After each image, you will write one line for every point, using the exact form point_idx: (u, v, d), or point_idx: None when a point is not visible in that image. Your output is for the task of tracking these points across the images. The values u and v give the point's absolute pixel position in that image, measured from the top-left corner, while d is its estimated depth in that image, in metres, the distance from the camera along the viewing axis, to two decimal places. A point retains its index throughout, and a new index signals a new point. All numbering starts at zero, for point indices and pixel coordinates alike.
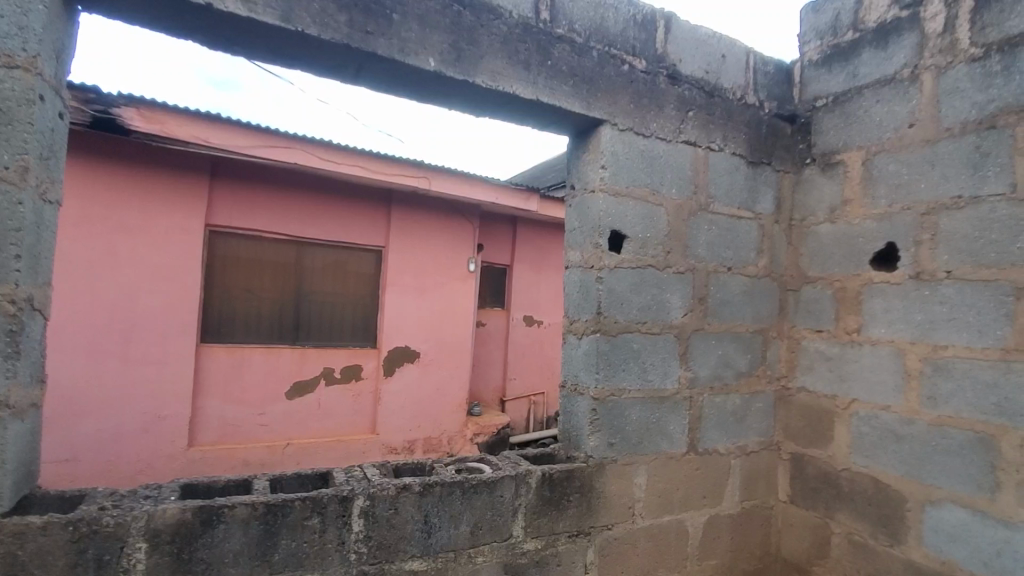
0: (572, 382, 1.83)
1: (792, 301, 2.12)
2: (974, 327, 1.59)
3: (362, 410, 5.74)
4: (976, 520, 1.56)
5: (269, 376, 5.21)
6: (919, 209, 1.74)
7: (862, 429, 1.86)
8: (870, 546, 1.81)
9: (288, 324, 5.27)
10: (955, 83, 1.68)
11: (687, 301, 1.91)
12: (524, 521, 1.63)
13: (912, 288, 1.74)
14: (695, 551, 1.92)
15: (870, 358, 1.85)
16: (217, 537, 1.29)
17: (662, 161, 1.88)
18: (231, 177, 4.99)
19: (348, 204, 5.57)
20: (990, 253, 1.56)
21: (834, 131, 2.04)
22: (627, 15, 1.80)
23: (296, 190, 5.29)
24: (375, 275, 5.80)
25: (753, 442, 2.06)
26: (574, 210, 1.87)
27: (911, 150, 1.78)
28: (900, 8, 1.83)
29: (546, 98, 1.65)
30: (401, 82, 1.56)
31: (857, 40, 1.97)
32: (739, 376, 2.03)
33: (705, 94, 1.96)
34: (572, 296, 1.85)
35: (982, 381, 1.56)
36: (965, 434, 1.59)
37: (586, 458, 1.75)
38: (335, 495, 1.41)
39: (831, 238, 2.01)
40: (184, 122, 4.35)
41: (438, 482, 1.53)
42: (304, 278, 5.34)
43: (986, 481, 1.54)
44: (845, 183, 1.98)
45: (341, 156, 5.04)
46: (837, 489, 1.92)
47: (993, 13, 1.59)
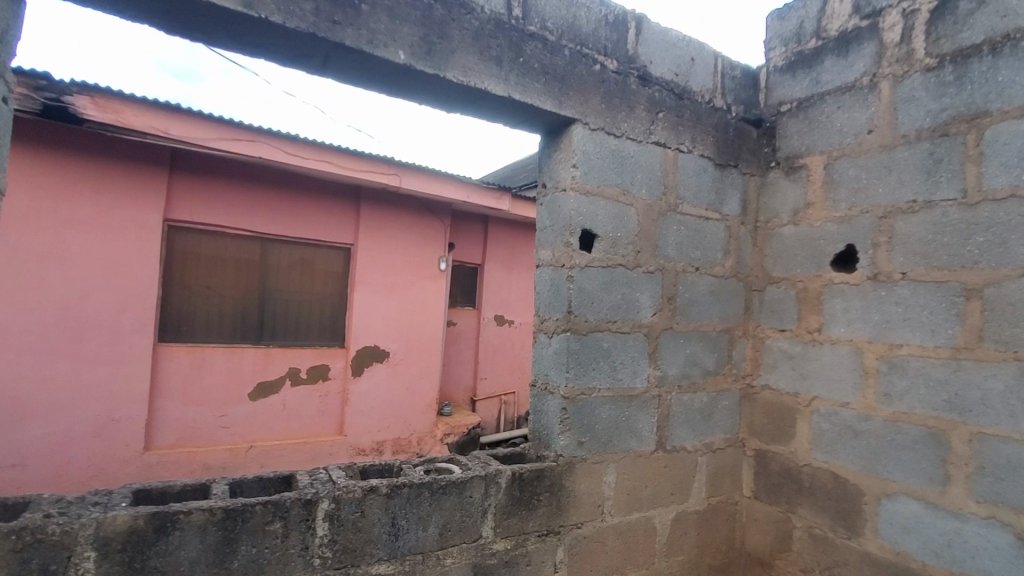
0: (543, 381, 1.83)
1: (757, 301, 2.17)
2: (928, 327, 1.65)
3: (329, 410, 5.63)
4: (928, 512, 1.62)
5: (231, 376, 5.05)
6: (877, 212, 1.80)
7: (823, 426, 1.91)
8: (829, 539, 1.86)
9: (252, 323, 5.12)
10: (912, 91, 1.74)
11: (656, 300, 1.93)
12: (493, 521, 1.62)
13: (870, 288, 1.80)
14: (662, 547, 1.94)
15: (831, 357, 1.90)
16: (173, 544, 1.23)
17: (633, 162, 1.89)
18: (191, 170, 4.83)
19: (315, 200, 5.45)
20: (942, 255, 1.63)
21: (798, 136, 2.09)
22: (599, 15, 1.81)
23: (260, 185, 5.14)
24: (343, 273, 5.69)
25: (719, 439, 2.10)
26: (545, 209, 1.87)
27: (870, 155, 1.84)
28: (861, 17, 1.89)
29: (518, 95, 1.63)
30: (370, 74, 1.52)
31: (820, 47, 2.03)
32: (706, 375, 2.06)
33: (675, 97, 1.98)
34: (543, 295, 1.85)
35: (934, 378, 1.63)
36: (918, 429, 1.65)
37: (556, 457, 1.75)
38: (298, 499, 1.37)
39: (794, 240, 2.06)
40: (141, 112, 4.18)
41: (406, 483, 1.50)
42: (269, 275, 5.20)
43: (938, 474, 1.60)
44: (808, 187, 2.04)
45: (308, 150, 4.92)
46: (799, 484, 1.97)
47: (947, 26, 1.66)
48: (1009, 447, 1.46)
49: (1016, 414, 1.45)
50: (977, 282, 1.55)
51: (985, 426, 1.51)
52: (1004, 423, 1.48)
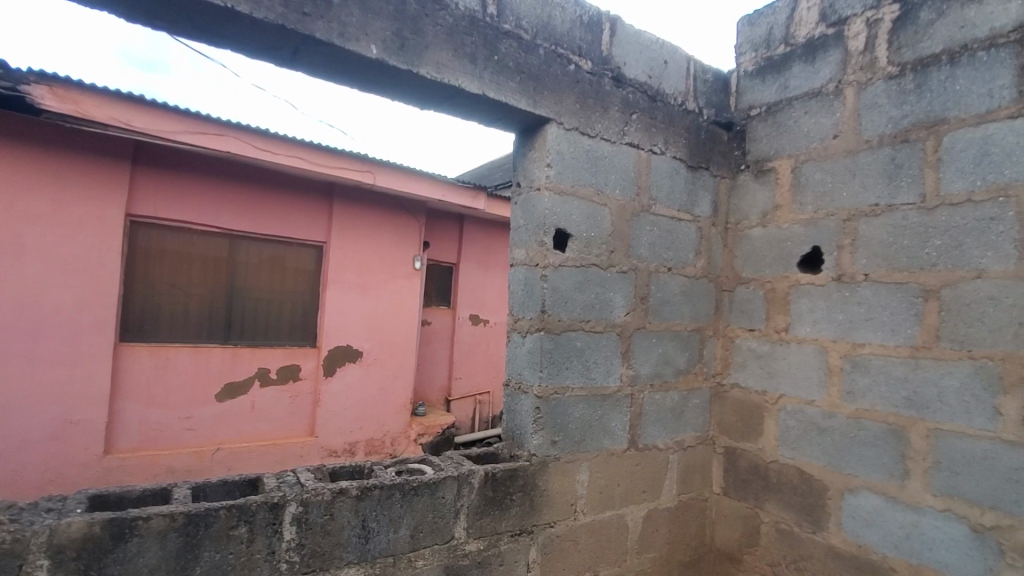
0: (516, 380, 1.82)
1: (727, 301, 2.21)
2: (888, 326, 1.70)
3: (299, 411, 5.52)
4: (889, 506, 1.67)
5: (198, 377, 4.91)
6: (841, 215, 1.86)
7: (789, 423, 1.96)
8: (795, 534, 1.91)
9: (219, 322, 4.99)
10: (875, 98, 1.80)
11: (629, 300, 1.94)
12: (466, 521, 1.61)
13: (835, 289, 1.85)
14: (634, 544, 1.96)
15: (797, 356, 1.95)
16: (131, 551, 1.19)
17: (606, 162, 1.90)
18: (156, 164, 4.68)
19: (286, 197, 5.34)
20: (902, 258, 1.68)
21: (767, 140, 2.14)
22: (574, 15, 1.82)
23: (228, 180, 5.02)
24: (315, 272, 5.60)
25: (690, 437, 2.13)
26: (519, 208, 1.87)
27: (834, 159, 1.90)
28: (827, 25, 1.94)
29: (492, 94, 1.63)
30: (342, 69, 1.50)
31: (788, 53, 2.08)
32: (678, 373, 2.09)
33: (648, 99, 2.00)
34: (517, 294, 1.85)
35: (895, 376, 1.68)
36: (879, 426, 1.71)
37: (529, 456, 1.75)
38: (264, 502, 1.33)
39: (763, 241, 2.11)
40: (102, 103, 4.03)
41: (376, 485, 1.48)
42: (237, 274, 5.07)
43: (897, 469, 1.66)
44: (776, 189, 2.08)
45: (279, 145, 4.82)
46: (766, 480, 2.01)
47: (908, 35, 1.72)
48: (964, 442, 1.52)
49: (971, 410, 1.51)
50: (934, 283, 1.60)
51: (941, 422, 1.57)
52: (959, 419, 1.53)
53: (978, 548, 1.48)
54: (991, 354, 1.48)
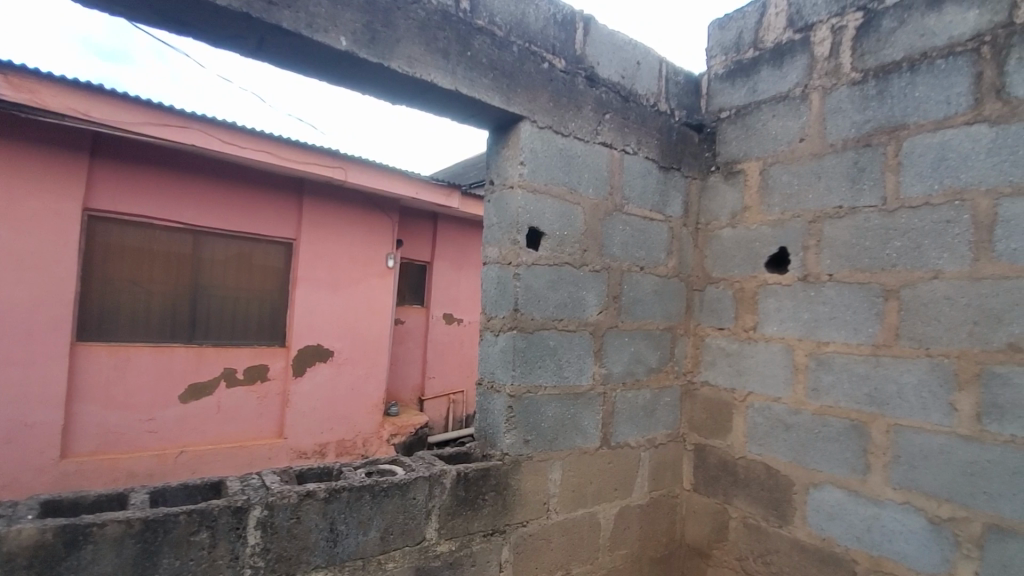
0: (489, 379, 1.81)
1: (697, 300, 2.24)
2: (851, 325, 1.75)
3: (267, 412, 5.39)
4: (850, 499, 1.72)
5: (160, 377, 4.75)
6: (807, 216, 1.90)
7: (756, 419, 1.99)
8: (762, 528, 1.95)
9: (183, 321, 4.83)
10: (839, 103, 1.85)
11: (601, 299, 1.95)
12: (438, 522, 1.59)
13: (801, 289, 1.90)
14: (606, 541, 1.97)
15: (765, 354, 1.99)
16: (84, 559, 1.13)
17: (580, 162, 1.91)
18: (116, 157, 4.51)
19: (254, 192, 5.21)
20: (864, 259, 1.74)
21: (736, 142, 2.18)
22: (548, 13, 1.81)
23: (193, 174, 4.87)
24: (284, 269, 5.47)
25: (661, 434, 2.15)
26: (492, 206, 1.86)
27: (801, 162, 1.94)
28: (794, 31, 1.98)
29: (465, 90, 1.61)
30: (310, 61, 1.46)
31: (757, 58, 2.12)
32: (649, 372, 2.11)
33: (621, 99, 2.02)
34: (490, 293, 1.84)
35: (857, 373, 1.73)
36: (843, 421, 1.75)
37: (502, 455, 1.74)
38: (227, 507, 1.29)
39: (732, 242, 2.14)
40: (59, 92, 3.87)
41: (345, 487, 1.45)
42: (203, 271, 4.92)
43: (859, 463, 1.71)
44: (745, 191, 2.12)
45: (245, 138, 4.70)
46: (735, 476, 2.05)
47: (871, 43, 1.77)
48: (921, 437, 1.57)
49: (928, 406, 1.56)
50: (894, 283, 1.66)
51: (900, 418, 1.62)
52: (917, 414, 1.59)
53: (935, 539, 1.54)
54: (947, 352, 1.54)
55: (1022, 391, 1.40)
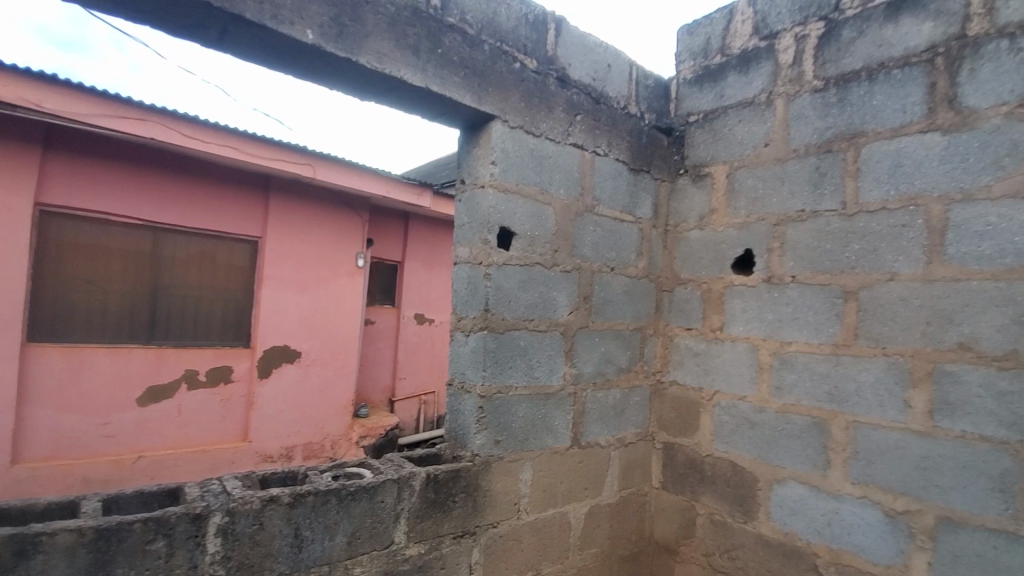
0: (459, 380, 1.80)
1: (667, 301, 2.27)
2: (813, 325, 1.81)
3: (231, 415, 5.24)
4: (812, 494, 1.77)
5: (118, 379, 4.57)
6: (771, 219, 1.95)
7: (722, 418, 2.03)
8: (727, 524, 1.99)
9: (142, 321, 4.66)
10: (801, 110, 1.90)
11: (572, 299, 1.96)
12: (406, 526, 1.57)
13: (765, 290, 1.94)
14: (577, 540, 1.98)
15: (731, 354, 2.03)
16: (33, 571, 1.07)
17: (551, 162, 1.91)
18: (70, 150, 4.32)
19: (218, 189, 5.05)
20: (825, 261, 1.79)
21: (704, 146, 2.21)
22: (519, 13, 1.81)
23: (153, 170, 4.70)
24: (249, 269, 5.33)
25: (630, 434, 2.17)
26: (463, 206, 1.85)
27: (765, 166, 1.99)
28: (759, 38, 2.03)
29: (435, 87, 1.60)
30: (275, 53, 1.42)
31: (724, 63, 2.16)
32: (619, 372, 2.13)
33: (592, 100, 2.03)
34: (460, 293, 1.82)
35: (818, 372, 1.78)
36: (805, 419, 1.80)
37: (472, 456, 1.73)
38: (185, 514, 1.24)
39: (700, 243, 2.18)
40: (8, 81, 3.69)
41: (310, 491, 1.41)
42: (163, 269, 4.75)
43: (820, 459, 1.75)
44: (712, 194, 2.16)
45: (208, 133, 4.56)
46: (702, 473, 2.08)
47: (832, 52, 1.83)
48: (878, 433, 1.63)
49: (885, 404, 1.62)
50: (853, 285, 1.71)
51: (858, 415, 1.68)
52: (874, 411, 1.64)
53: (891, 532, 1.59)
54: (902, 351, 1.60)
55: (971, 389, 1.47)
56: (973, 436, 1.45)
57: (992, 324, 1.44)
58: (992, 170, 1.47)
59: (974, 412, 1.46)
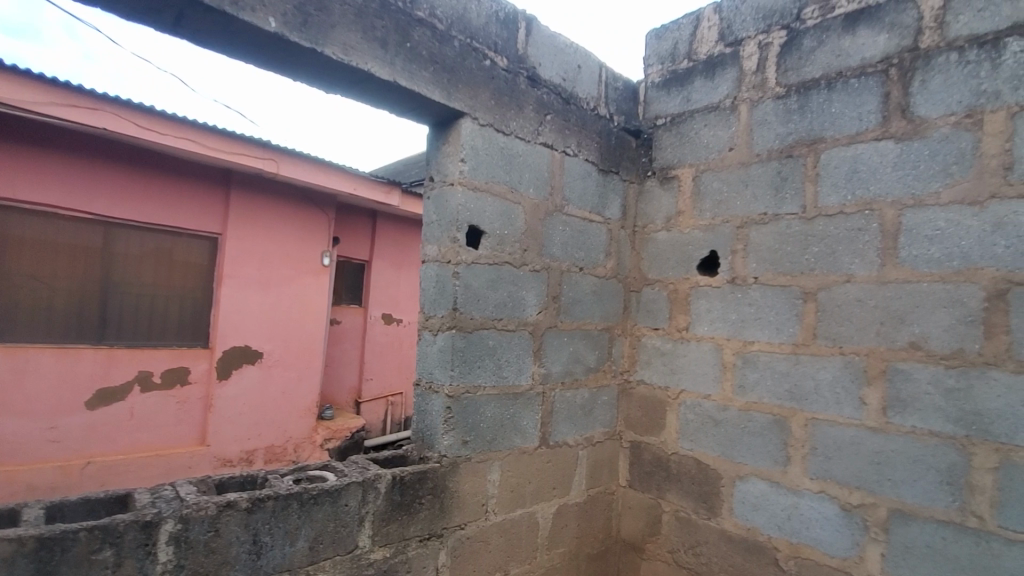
0: (427, 380, 1.77)
1: (634, 301, 2.29)
2: (774, 325, 1.85)
3: (188, 418, 5.04)
4: (772, 490, 1.81)
5: (65, 381, 4.35)
6: (735, 222, 1.99)
7: (688, 416, 2.06)
8: (692, 521, 2.02)
9: (92, 320, 4.44)
10: (764, 116, 1.95)
11: (540, 298, 1.96)
12: (371, 529, 1.54)
13: (729, 291, 1.98)
14: (544, 540, 1.97)
15: (695, 353, 2.06)
16: None
17: (520, 161, 1.90)
18: (14, 140, 4.09)
19: (176, 183, 4.86)
20: (786, 263, 1.84)
21: (671, 148, 2.24)
22: (490, 11, 1.80)
23: (105, 163, 4.50)
24: (208, 267, 5.13)
25: (598, 433, 2.19)
26: (432, 204, 1.82)
27: (730, 170, 2.03)
28: (725, 45, 2.08)
29: (404, 82, 1.57)
30: (235, 41, 1.37)
31: (691, 68, 2.19)
32: (587, 371, 2.14)
33: (562, 101, 2.04)
34: (428, 292, 1.79)
35: (779, 370, 1.83)
36: (766, 416, 1.85)
37: (440, 457, 1.70)
38: (134, 521, 1.18)
39: (667, 244, 2.21)
40: None
41: (270, 495, 1.36)
42: (115, 266, 4.53)
43: (780, 456, 1.80)
44: (678, 196, 2.19)
45: (165, 124, 4.39)
46: (668, 471, 2.11)
47: (793, 60, 1.88)
48: (836, 430, 1.68)
49: (841, 401, 1.68)
50: (812, 286, 1.77)
51: (816, 412, 1.73)
52: (831, 409, 1.70)
53: (847, 525, 1.65)
54: (858, 350, 1.65)
55: (921, 385, 1.53)
56: (922, 431, 1.52)
57: (941, 324, 1.51)
58: (940, 178, 1.54)
59: (924, 408, 1.52)
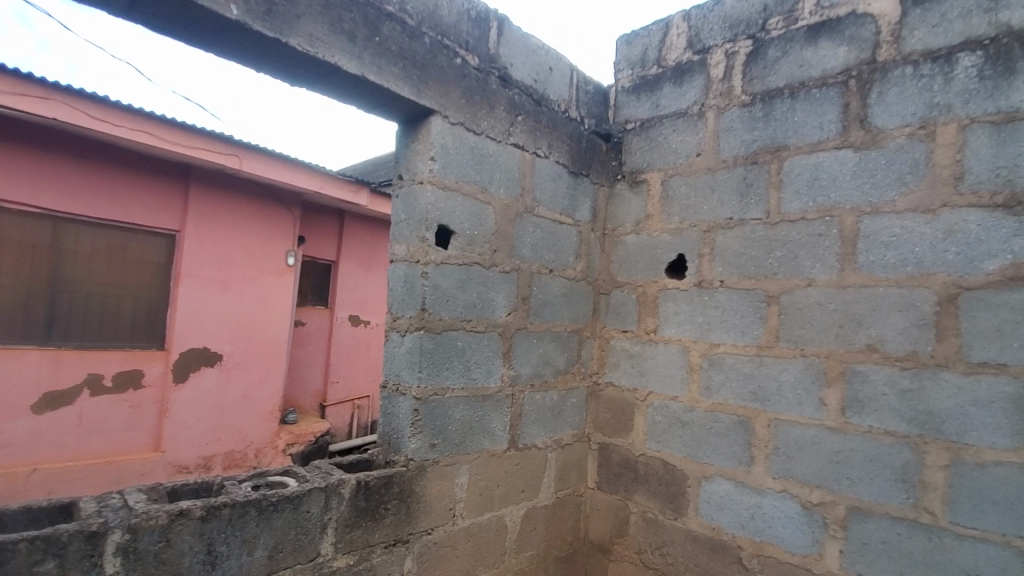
0: (394, 382, 1.73)
1: (604, 303, 2.31)
2: (739, 328, 1.89)
3: (142, 423, 4.83)
4: (737, 490, 1.84)
5: (8, 384, 4.11)
6: (702, 226, 2.03)
7: (655, 417, 2.08)
8: (659, 521, 2.03)
9: (38, 320, 4.21)
10: (730, 123, 1.99)
11: (510, 299, 1.94)
12: (334, 536, 1.49)
13: (696, 294, 2.01)
14: (512, 544, 1.96)
15: (663, 355, 2.08)
16: None
17: (491, 161, 1.89)
18: None
19: (132, 178, 4.66)
20: (751, 267, 1.88)
21: (640, 153, 2.27)
22: (461, 8, 1.78)
23: (55, 155, 4.29)
24: (165, 265, 4.93)
25: (567, 435, 2.18)
26: (400, 202, 1.79)
27: (697, 175, 2.06)
28: (693, 52, 2.11)
29: (372, 76, 1.53)
30: (194, 28, 1.31)
31: (660, 74, 2.22)
32: (557, 373, 2.14)
33: (533, 102, 2.03)
34: (396, 292, 1.75)
35: (743, 372, 1.86)
36: (731, 417, 1.88)
37: (406, 461, 1.67)
38: (79, 532, 1.11)
39: (636, 247, 2.23)
40: None
41: (227, 503, 1.30)
42: (64, 263, 4.31)
43: (744, 456, 1.83)
44: (647, 200, 2.21)
45: (120, 115, 4.20)
46: (635, 472, 2.12)
47: (758, 69, 1.93)
48: (797, 430, 1.72)
49: (802, 402, 1.72)
50: (776, 290, 1.81)
51: (779, 413, 1.77)
52: (793, 409, 1.74)
53: (807, 523, 1.68)
54: (818, 352, 1.70)
55: (878, 386, 1.58)
56: (879, 431, 1.57)
57: (897, 327, 1.56)
58: (896, 186, 1.60)
59: (880, 408, 1.57)
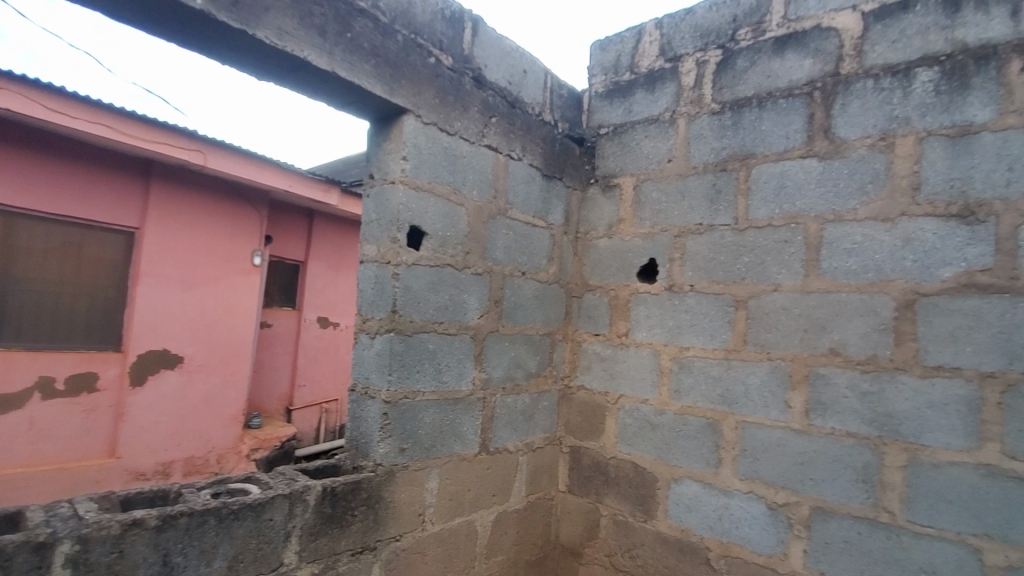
0: (363, 385, 1.70)
1: (576, 306, 2.31)
2: (708, 331, 1.92)
3: (97, 429, 4.62)
4: (705, 491, 1.87)
5: None
6: (672, 231, 2.05)
7: (626, 420, 2.09)
8: (629, 524, 2.04)
9: None
10: (700, 130, 2.02)
11: (482, 302, 1.93)
12: (298, 545, 1.44)
13: (666, 297, 2.03)
14: (482, 549, 1.94)
15: (634, 358, 2.10)
16: None
17: (464, 162, 1.87)
18: None
19: (90, 173, 4.47)
20: (719, 271, 1.91)
21: (613, 157, 2.28)
22: (435, 8, 1.77)
23: (6, 147, 4.09)
24: (124, 263, 4.74)
25: (539, 438, 2.18)
26: (371, 202, 1.75)
27: (668, 180, 2.09)
28: (665, 60, 2.14)
29: (343, 72, 1.50)
30: (154, 16, 1.26)
31: (633, 81, 2.25)
32: (529, 376, 2.13)
33: (507, 104, 2.03)
34: (366, 293, 1.72)
35: (711, 375, 1.89)
36: (700, 420, 1.90)
37: (375, 466, 1.63)
38: (25, 543, 1.05)
39: (609, 252, 2.24)
40: None
41: (185, 511, 1.25)
42: (13, 260, 4.11)
43: (712, 458, 1.86)
44: (620, 205, 2.23)
45: (78, 107, 4.04)
46: (606, 475, 2.13)
47: (728, 78, 1.97)
48: (763, 432, 1.75)
49: (769, 404, 1.75)
50: (743, 294, 1.84)
51: (746, 415, 1.80)
52: (759, 412, 1.77)
53: (773, 523, 1.72)
54: (784, 355, 1.74)
55: (840, 389, 1.62)
56: (841, 433, 1.61)
57: (858, 331, 1.61)
58: (858, 195, 1.65)
59: (842, 410, 1.61)
